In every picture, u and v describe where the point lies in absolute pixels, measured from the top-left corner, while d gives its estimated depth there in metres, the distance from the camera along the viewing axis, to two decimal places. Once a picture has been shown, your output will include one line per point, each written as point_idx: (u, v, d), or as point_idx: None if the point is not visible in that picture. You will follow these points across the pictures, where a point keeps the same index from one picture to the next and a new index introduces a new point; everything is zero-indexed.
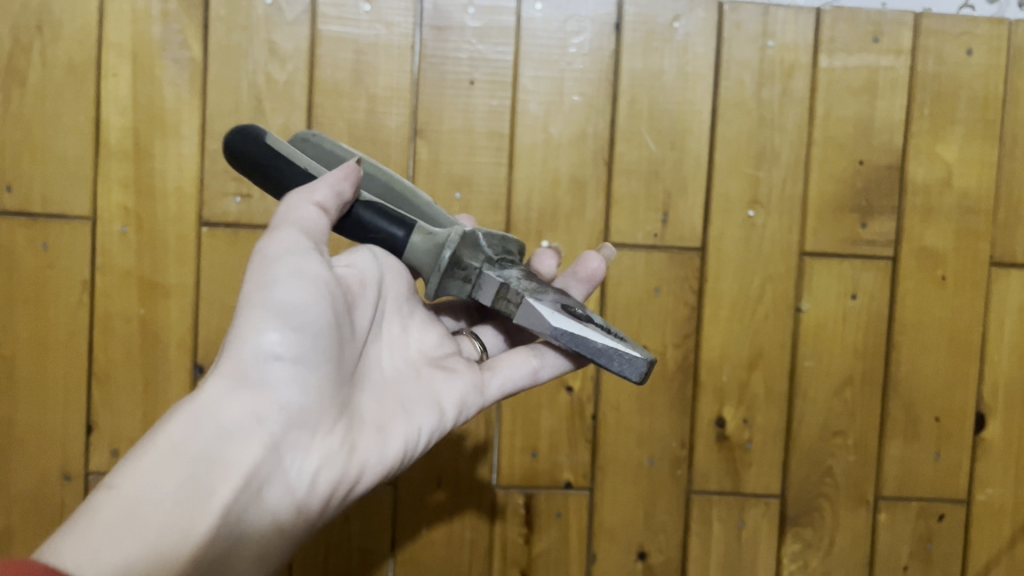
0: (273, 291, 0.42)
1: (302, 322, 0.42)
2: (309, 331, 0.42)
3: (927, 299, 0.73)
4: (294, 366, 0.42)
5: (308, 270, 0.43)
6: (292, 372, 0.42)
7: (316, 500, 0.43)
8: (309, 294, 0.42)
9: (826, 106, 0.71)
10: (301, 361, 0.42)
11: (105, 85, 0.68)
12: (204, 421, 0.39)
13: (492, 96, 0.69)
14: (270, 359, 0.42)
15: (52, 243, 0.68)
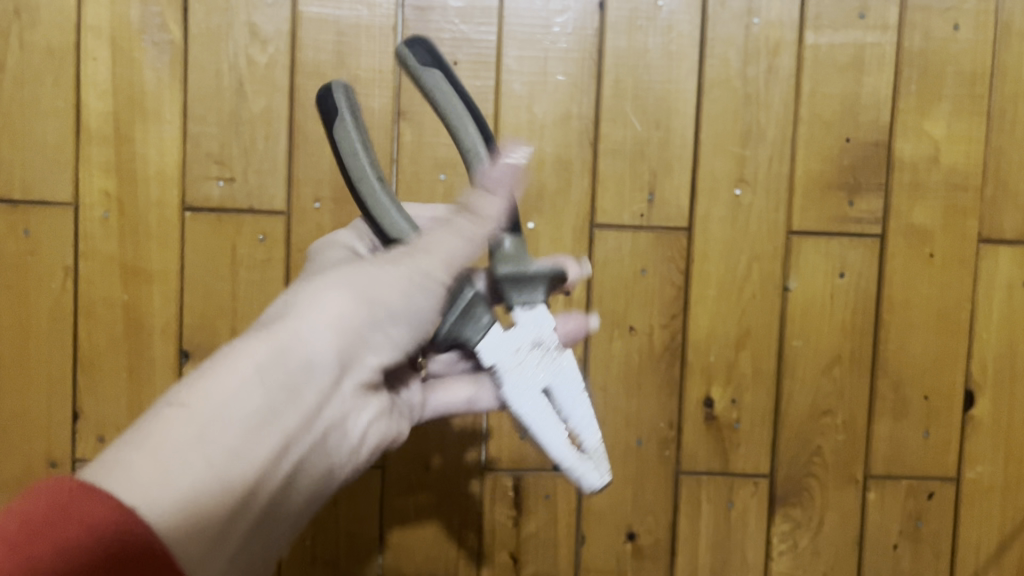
0: (383, 279, 0.44)
1: (394, 321, 0.45)
2: (395, 325, 0.45)
3: (916, 277, 0.72)
4: (381, 344, 0.44)
5: (429, 283, 0.45)
6: (376, 356, 0.44)
7: (352, 458, 0.45)
8: (418, 297, 0.45)
9: (812, 83, 0.70)
10: (390, 344, 0.45)
11: (84, 69, 0.67)
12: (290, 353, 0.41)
13: (475, 77, 0.69)
14: (368, 340, 0.44)
15: (34, 229, 0.68)
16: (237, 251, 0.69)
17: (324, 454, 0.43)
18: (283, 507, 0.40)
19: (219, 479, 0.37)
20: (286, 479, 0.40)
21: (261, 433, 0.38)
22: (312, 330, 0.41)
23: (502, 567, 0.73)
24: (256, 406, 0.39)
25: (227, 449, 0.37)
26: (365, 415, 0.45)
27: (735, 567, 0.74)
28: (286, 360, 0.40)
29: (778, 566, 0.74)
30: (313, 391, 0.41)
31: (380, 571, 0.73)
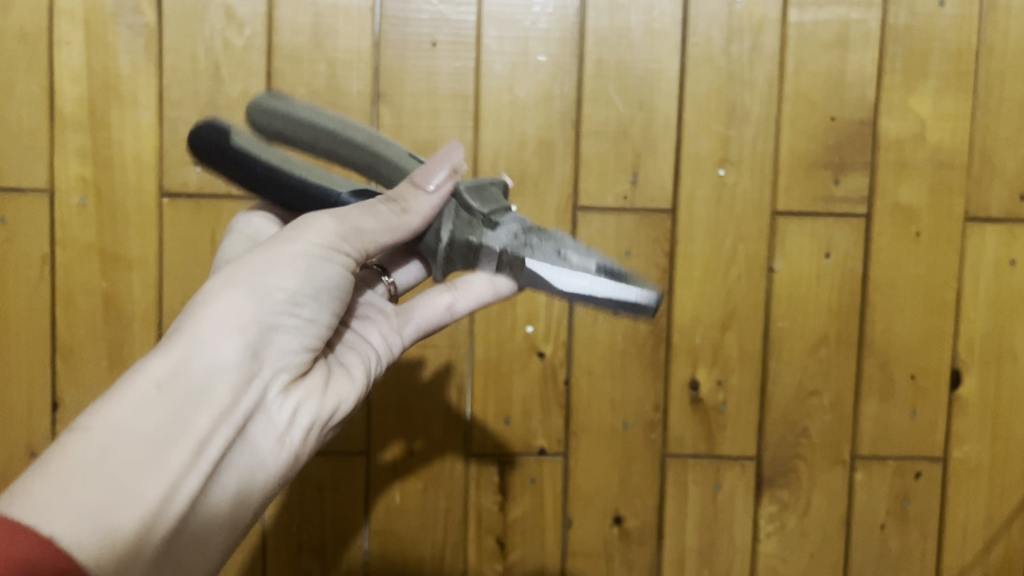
0: (270, 272, 0.43)
1: (297, 300, 0.44)
2: (299, 304, 0.44)
3: (902, 256, 0.72)
4: (287, 323, 0.44)
5: (331, 250, 0.44)
6: (284, 336, 0.44)
7: (285, 441, 0.44)
8: (322, 267, 0.44)
9: (797, 60, 0.70)
10: (300, 326, 0.45)
11: (58, 54, 0.66)
12: (193, 363, 0.40)
13: (455, 58, 0.68)
14: (271, 326, 0.43)
15: (10, 217, 0.67)
16: (216, 237, 0.68)
17: (247, 445, 0.42)
18: (207, 500, 0.40)
19: (130, 485, 0.36)
20: (211, 472, 0.40)
21: (173, 434, 0.38)
22: (208, 330, 0.41)
23: (488, 552, 0.73)
24: (155, 413, 0.38)
25: (133, 456, 0.36)
26: (292, 399, 0.44)
27: (723, 549, 0.74)
28: (184, 364, 0.40)
29: (766, 547, 0.74)
30: (222, 383, 0.41)
31: (366, 558, 0.72)
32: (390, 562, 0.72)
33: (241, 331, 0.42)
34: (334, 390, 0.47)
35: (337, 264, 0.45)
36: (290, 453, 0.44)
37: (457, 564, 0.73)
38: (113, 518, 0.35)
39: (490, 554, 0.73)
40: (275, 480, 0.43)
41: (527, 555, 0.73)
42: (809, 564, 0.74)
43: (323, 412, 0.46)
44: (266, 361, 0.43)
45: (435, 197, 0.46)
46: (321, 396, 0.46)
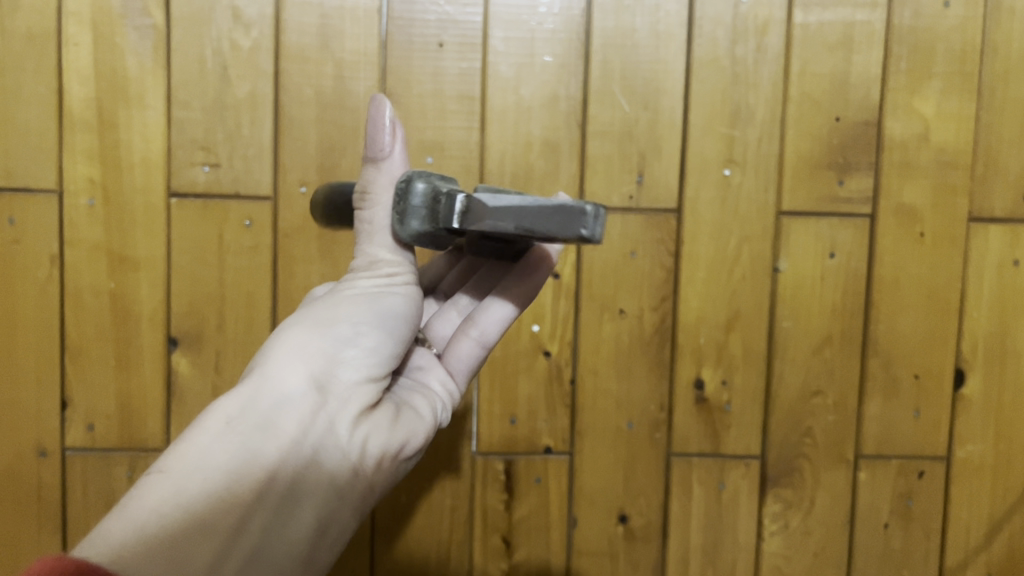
0: (334, 310, 0.46)
1: (358, 333, 0.46)
2: (362, 336, 0.46)
3: (906, 256, 0.72)
4: (353, 356, 0.46)
5: (381, 288, 0.47)
6: (349, 370, 0.46)
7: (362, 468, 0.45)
8: (376, 302, 0.47)
9: (801, 62, 0.70)
10: (368, 358, 0.46)
11: (66, 55, 0.66)
12: (264, 397, 0.43)
13: (461, 59, 0.68)
14: (335, 361, 0.45)
15: (18, 217, 0.67)
16: (224, 238, 0.68)
17: (322, 477, 0.44)
18: (280, 533, 0.42)
19: (193, 521, 0.40)
20: (279, 505, 0.42)
21: (237, 472, 0.41)
22: (278, 365, 0.44)
23: (494, 551, 0.73)
24: (223, 452, 0.41)
25: (198, 492, 0.40)
26: (366, 430, 0.46)
27: (727, 548, 0.75)
28: (249, 404, 0.43)
29: (770, 546, 0.75)
30: (286, 419, 0.43)
31: (373, 557, 0.73)
32: (396, 562, 0.73)
33: (307, 363, 0.45)
34: (409, 421, 0.49)
35: (391, 297, 0.47)
36: (364, 483, 0.46)
37: (462, 563, 0.73)
38: (175, 551, 0.39)
39: (496, 553, 0.73)
40: (352, 511, 0.45)
41: (532, 554, 0.74)
42: (813, 563, 0.75)
43: (398, 442, 0.47)
44: (334, 396, 0.45)
45: (392, 165, 0.46)
46: (395, 426, 0.47)
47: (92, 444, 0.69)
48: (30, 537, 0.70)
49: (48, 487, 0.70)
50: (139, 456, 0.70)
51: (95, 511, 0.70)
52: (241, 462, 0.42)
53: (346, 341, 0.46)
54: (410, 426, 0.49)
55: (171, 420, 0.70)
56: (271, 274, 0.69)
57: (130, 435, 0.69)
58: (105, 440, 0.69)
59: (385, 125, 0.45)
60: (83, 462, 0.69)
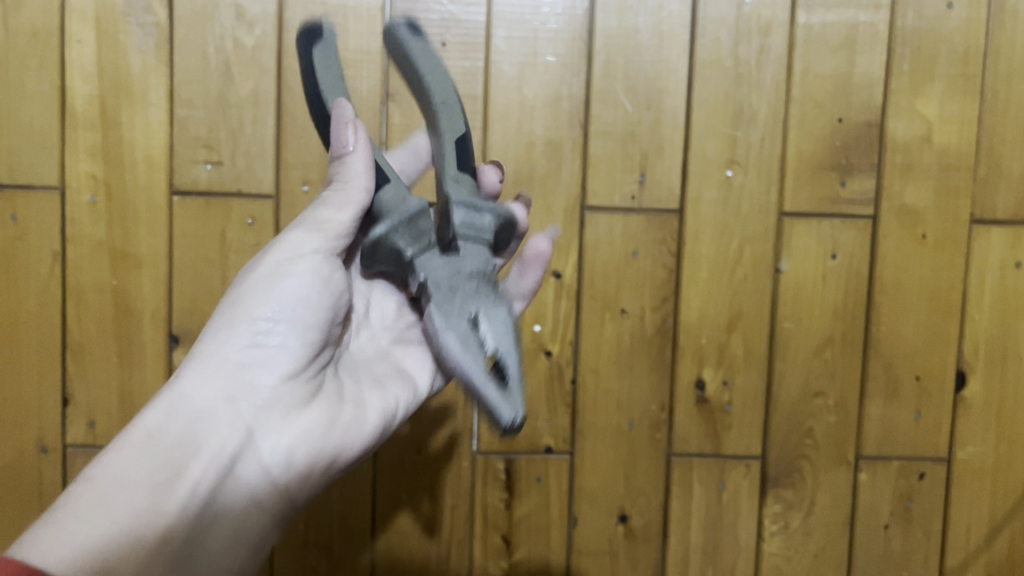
0: (250, 306, 0.48)
1: (266, 329, 0.48)
2: (271, 330, 0.48)
3: (908, 257, 0.72)
4: (266, 354, 0.48)
5: (286, 271, 0.49)
6: (266, 371, 0.47)
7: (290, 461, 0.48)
8: (281, 289, 0.48)
9: (804, 63, 0.70)
10: (285, 352, 0.48)
11: (69, 52, 0.66)
12: (181, 406, 0.46)
13: (465, 58, 0.68)
14: (247, 363, 0.47)
15: (21, 214, 0.67)
16: (226, 235, 0.68)
17: (244, 480, 0.46)
18: (204, 534, 0.44)
19: (121, 523, 0.41)
20: (202, 509, 0.44)
21: (162, 477, 0.43)
22: (192, 376, 0.47)
23: (494, 550, 0.73)
24: (145, 464, 0.43)
25: (124, 499, 0.42)
26: (288, 426, 0.47)
27: (727, 548, 0.75)
28: (170, 413, 0.45)
29: (770, 546, 0.75)
30: (206, 426, 0.45)
31: (373, 556, 0.73)
32: (396, 561, 0.73)
33: (222, 368, 0.47)
34: (346, 416, 0.50)
35: (300, 280, 0.49)
36: (292, 483, 0.48)
37: (463, 562, 0.73)
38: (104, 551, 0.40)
39: (496, 551, 0.73)
40: (278, 511, 0.48)
41: (532, 553, 0.74)
42: (813, 564, 0.75)
43: (324, 434, 0.48)
44: (251, 399, 0.47)
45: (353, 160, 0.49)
46: (325, 421, 0.49)
47: (93, 440, 0.70)
48: None
49: (50, 483, 0.70)
50: None
51: None
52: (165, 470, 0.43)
53: (261, 339, 0.48)
54: (343, 421, 0.49)
55: None
56: None
57: None
58: (107, 437, 0.70)
59: (345, 120, 0.49)
60: (85, 459, 0.70)
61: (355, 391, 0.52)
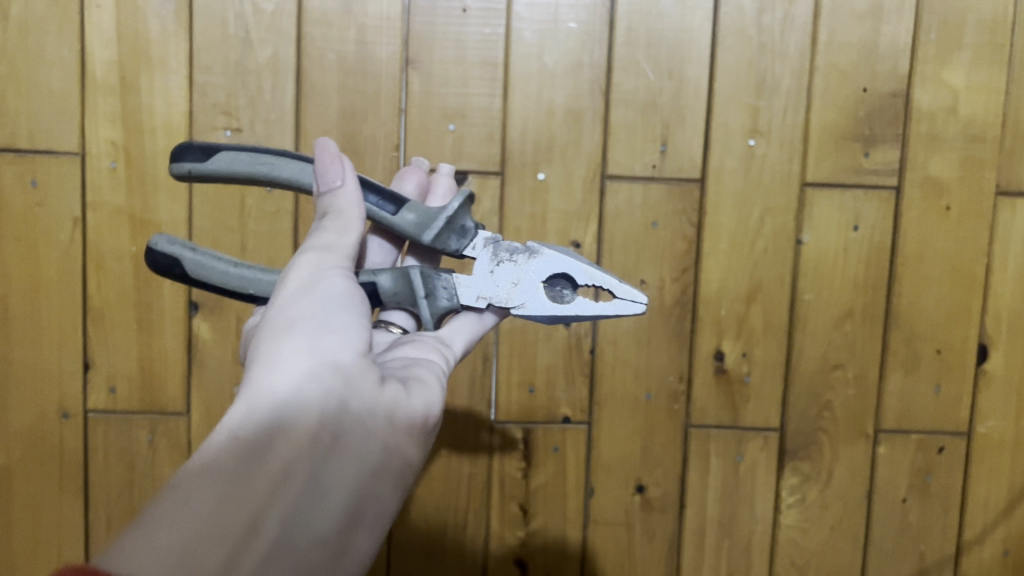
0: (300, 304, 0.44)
1: (331, 318, 0.44)
2: (333, 319, 0.44)
3: (931, 229, 0.71)
4: (338, 338, 0.43)
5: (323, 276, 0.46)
6: (342, 348, 0.43)
7: (388, 442, 0.43)
8: (326, 287, 0.45)
9: (829, 31, 0.69)
10: (351, 334, 0.44)
11: (88, 16, 0.66)
12: (261, 396, 0.41)
13: (485, 25, 0.68)
14: (321, 346, 0.43)
15: (41, 180, 0.67)
16: (245, 203, 0.68)
17: (346, 460, 0.41)
18: (315, 520, 0.39)
19: (210, 522, 0.36)
20: (305, 490, 0.39)
21: (248, 467, 0.39)
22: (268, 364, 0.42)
23: (511, 519, 0.74)
24: (228, 460, 0.39)
25: (208, 499, 0.37)
26: (376, 400, 0.43)
27: (744, 519, 0.75)
28: (249, 410, 0.40)
29: (787, 519, 0.74)
30: (289, 410, 0.40)
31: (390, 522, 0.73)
32: (414, 528, 0.74)
33: (295, 350, 0.42)
34: (421, 391, 0.46)
35: (337, 281, 0.46)
36: (396, 458, 0.43)
37: (479, 530, 0.74)
38: (199, 555, 0.35)
39: (513, 520, 0.74)
40: (390, 489, 0.43)
41: (548, 522, 0.74)
42: (830, 536, 0.75)
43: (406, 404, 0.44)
44: (336, 376, 0.42)
45: (347, 193, 0.49)
46: (405, 396, 0.45)
47: (114, 407, 0.70)
48: (52, 498, 0.71)
49: (71, 448, 0.70)
50: (161, 419, 0.70)
51: (117, 472, 0.71)
52: (250, 461, 0.39)
53: (321, 326, 0.43)
54: (419, 393, 0.46)
55: (192, 384, 0.70)
56: (292, 239, 0.69)
57: (152, 397, 0.70)
58: (127, 403, 0.70)
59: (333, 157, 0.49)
60: (106, 424, 0.70)
61: (417, 374, 0.48)
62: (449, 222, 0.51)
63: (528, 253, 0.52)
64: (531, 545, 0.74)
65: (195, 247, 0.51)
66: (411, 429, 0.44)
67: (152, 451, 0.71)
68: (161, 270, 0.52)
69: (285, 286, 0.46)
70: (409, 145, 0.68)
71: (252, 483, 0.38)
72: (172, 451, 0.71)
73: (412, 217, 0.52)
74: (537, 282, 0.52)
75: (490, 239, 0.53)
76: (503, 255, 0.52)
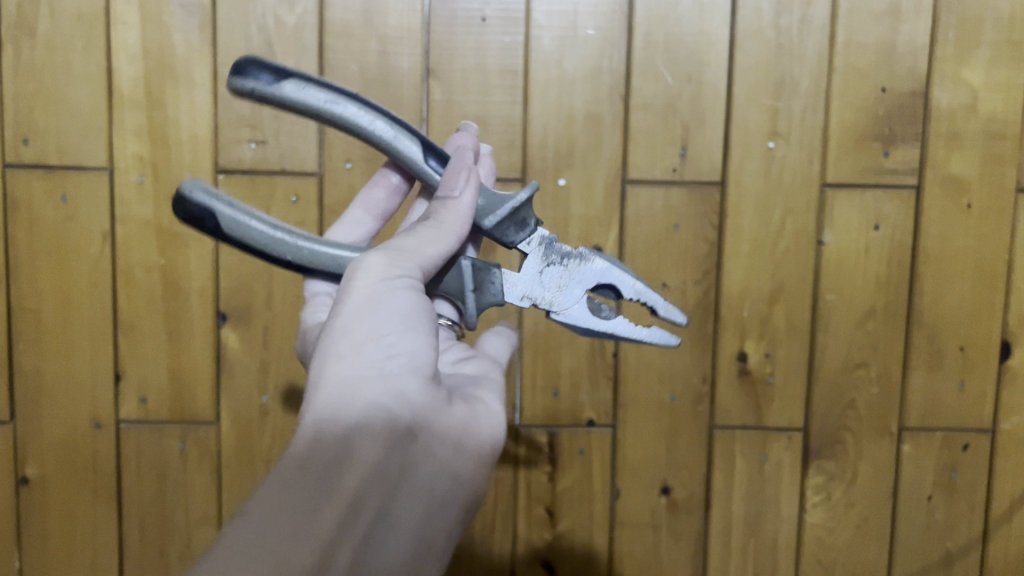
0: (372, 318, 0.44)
1: (401, 338, 0.44)
2: (402, 342, 0.44)
3: (952, 227, 0.71)
4: (404, 364, 0.43)
5: (389, 288, 0.45)
6: (411, 375, 0.43)
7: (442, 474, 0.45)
8: (396, 304, 0.45)
9: (847, 32, 0.69)
10: (417, 357, 0.44)
11: (114, 33, 0.67)
12: (328, 425, 0.42)
13: (505, 33, 0.68)
14: (389, 372, 0.43)
15: (70, 195, 0.68)
16: (271, 214, 0.69)
17: (411, 492, 0.44)
18: (382, 553, 0.42)
19: (284, 563, 0.38)
20: (371, 525, 0.41)
21: (320, 500, 0.40)
22: (336, 386, 0.42)
23: (538, 522, 0.74)
24: (297, 491, 0.40)
25: (282, 534, 0.39)
26: (447, 431, 0.45)
27: (770, 519, 0.75)
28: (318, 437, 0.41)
29: (813, 517, 0.75)
30: (360, 439, 0.42)
31: None
32: None
33: (366, 374, 0.43)
34: (479, 413, 0.48)
35: (405, 296, 0.45)
36: (451, 489, 0.45)
37: (507, 534, 0.74)
38: None
39: (540, 523, 0.74)
40: (441, 518, 0.45)
41: (575, 524, 0.75)
42: (856, 534, 0.75)
43: (473, 433, 0.46)
44: (404, 406, 0.43)
45: (459, 205, 0.50)
46: (464, 424, 0.46)
47: (145, 416, 0.71)
48: (86, 507, 0.72)
49: (104, 458, 0.71)
50: (191, 428, 0.71)
51: (149, 480, 0.72)
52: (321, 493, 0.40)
53: (390, 349, 0.43)
54: (476, 417, 0.47)
55: (221, 393, 0.71)
56: None
57: (182, 407, 0.71)
58: (159, 413, 0.71)
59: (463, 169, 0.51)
60: (138, 434, 0.71)
61: (480, 395, 0.49)
62: (512, 213, 0.52)
63: (580, 259, 0.53)
64: (559, 547, 0.75)
65: (231, 201, 0.48)
66: (475, 458, 0.46)
67: (184, 459, 0.72)
68: (187, 220, 0.48)
69: (348, 295, 0.44)
70: None
71: (323, 516, 0.40)
72: (201, 460, 0.72)
73: (480, 201, 0.53)
74: (583, 290, 0.53)
75: (545, 238, 0.53)
76: (554, 257, 0.53)
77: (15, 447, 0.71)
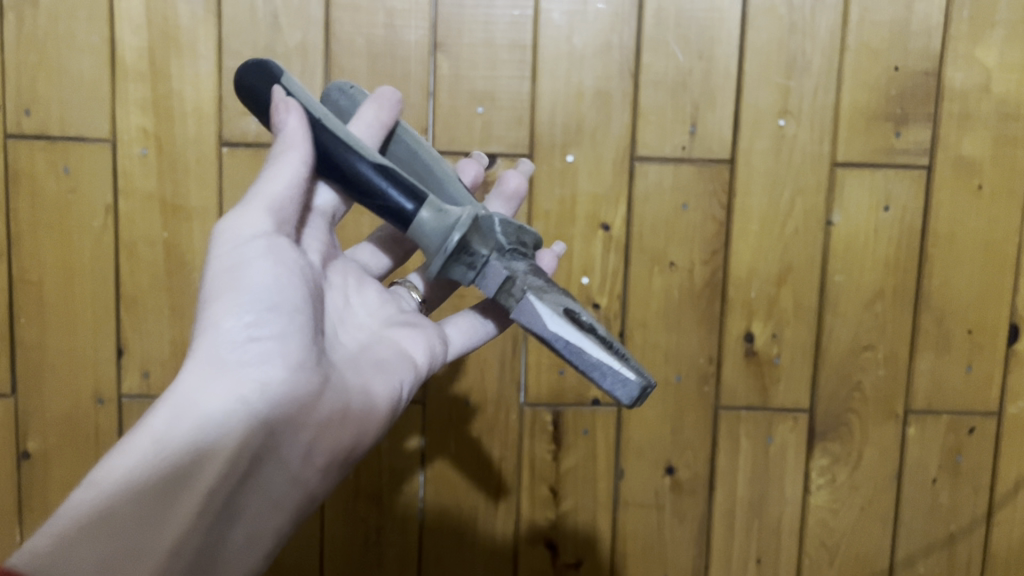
0: (239, 295, 0.43)
1: (266, 318, 0.43)
2: (263, 323, 0.43)
3: (962, 209, 0.71)
4: (266, 350, 0.43)
5: (250, 256, 0.44)
6: (273, 365, 0.43)
7: (297, 467, 0.44)
8: (257, 277, 0.44)
9: (861, 10, 0.68)
10: (281, 344, 0.43)
11: (118, 3, 0.66)
12: (186, 412, 0.40)
13: (514, 6, 0.67)
14: (248, 359, 0.42)
15: (73, 167, 0.68)
16: None
17: (261, 484, 0.42)
18: (229, 542, 0.41)
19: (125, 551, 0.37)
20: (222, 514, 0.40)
21: (173, 488, 0.39)
22: (200, 369, 0.41)
23: (541, 501, 0.74)
24: (151, 471, 0.39)
25: (127, 514, 0.37)
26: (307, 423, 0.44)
27: (774, 501, 0.75)
28: (175, 419, 0.40)
29: (817, 499, 0.75)
30: (221, 428, 0.40)
31: (422, 505, 0.74)
32: (444, 511, 0.74)
33: (229, 357, 0.42)
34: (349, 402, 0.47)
35: (266, 266, 0.44)
36: (304, 484, 0.45)
37: (509, 513, 0.74)
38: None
39: (543, 503, 0.74)
40: (294, 511, 0.44)
41: (578, 504, 0.74)
42: (860, 516, 0.75)
43: (337, 427, 0.46)
44: (263, 397, 0.42)
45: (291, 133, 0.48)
46: (332, 419, 0.45)
47: (148, 390, 0.71)
48: None
49: (107, 431, 0.71)
50: None
51: None
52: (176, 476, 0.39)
53: (253, 331, 0.43)
54: (347, 408, 0.46)
55: None
56: None
57: None
58: (162, 387, 0.71)
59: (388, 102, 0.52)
60: (141, 408, 0.71)
61: (364, 378, 0.48)
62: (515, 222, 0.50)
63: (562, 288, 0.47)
64: (562, 527, 0.75)
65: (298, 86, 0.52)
66: (326, 457, 0.45)
67: None
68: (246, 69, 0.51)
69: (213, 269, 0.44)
70: (439, 128, 0.69)
71: (176, 503, 0.39)
72: None
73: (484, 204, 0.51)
74: (569, 302, 0.46)
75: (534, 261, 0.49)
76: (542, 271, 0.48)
77: (17, 419, 0.70)
